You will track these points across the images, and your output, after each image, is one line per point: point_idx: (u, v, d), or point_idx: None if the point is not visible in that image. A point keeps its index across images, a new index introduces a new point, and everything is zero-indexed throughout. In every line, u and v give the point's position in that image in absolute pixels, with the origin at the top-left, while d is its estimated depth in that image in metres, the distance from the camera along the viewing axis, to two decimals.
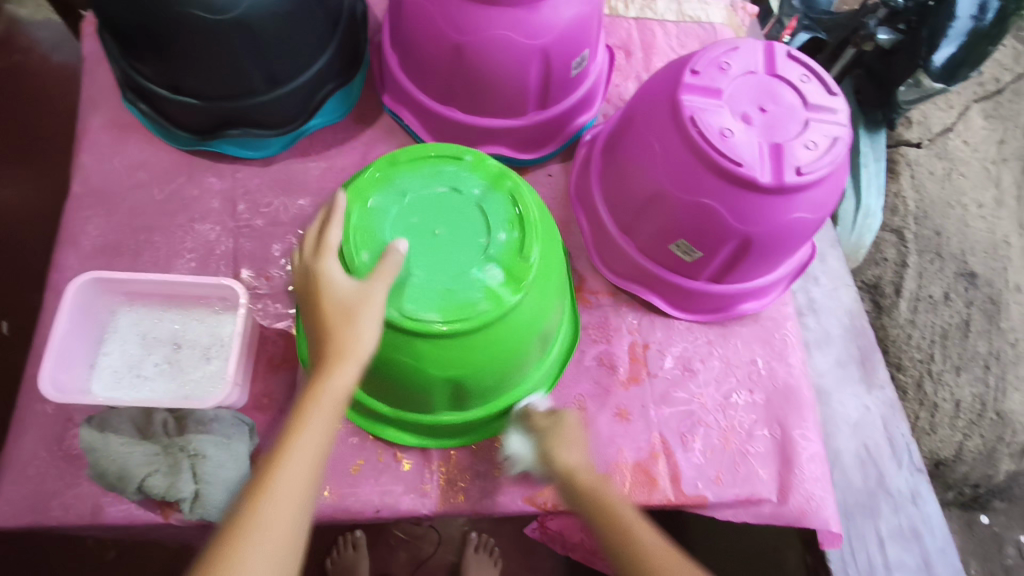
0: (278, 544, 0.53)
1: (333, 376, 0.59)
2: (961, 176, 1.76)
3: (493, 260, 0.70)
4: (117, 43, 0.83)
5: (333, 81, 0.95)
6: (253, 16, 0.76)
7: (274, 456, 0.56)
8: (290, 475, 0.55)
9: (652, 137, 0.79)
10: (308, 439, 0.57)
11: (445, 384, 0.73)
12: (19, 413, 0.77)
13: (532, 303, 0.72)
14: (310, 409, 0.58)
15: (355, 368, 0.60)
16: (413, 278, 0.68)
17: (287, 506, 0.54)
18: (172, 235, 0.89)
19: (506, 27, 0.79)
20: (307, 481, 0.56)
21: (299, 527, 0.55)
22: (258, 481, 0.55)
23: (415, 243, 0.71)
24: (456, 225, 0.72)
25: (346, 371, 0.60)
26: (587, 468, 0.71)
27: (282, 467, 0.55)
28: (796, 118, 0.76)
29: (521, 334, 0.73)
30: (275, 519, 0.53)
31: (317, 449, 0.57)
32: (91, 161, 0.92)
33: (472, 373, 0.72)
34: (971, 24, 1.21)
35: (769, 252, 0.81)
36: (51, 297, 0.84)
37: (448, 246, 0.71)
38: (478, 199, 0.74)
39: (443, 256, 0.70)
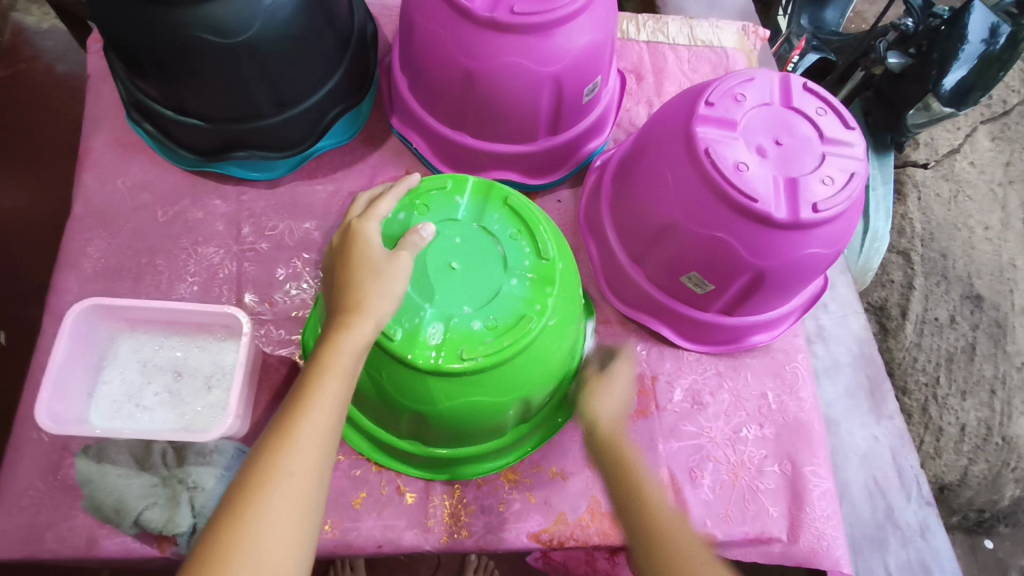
0: (297, 491, 0.50)
1: (353, 329, 0.58)
2: (968, 198, 1.74)
3: (502, 308, 0.68)
4: (123, 62, 0.82)
5: (343, 103, 0.94)
6: (261, 39, 0.76)
7: (294, 401, 0.54)
8: (311, 424, 0.53)
9: (665, 168, 0.78)
10: (330, 389, 0.55)
11: (442, 420, 0.71)
12: (14, 441, 0.76)
13: (537, 358, 0.70)
14: (331, 357, 0.56)
15: (373, 325, 0.59)
16: (421, 309, 0.67)
17: (309, 449, 0.52)
18: (176, 258, 0.87)
19: (518, 52, 0.78)
20: (328, 432, 0.54)
21: (317, 481, 0.52)
22: (280, 426, 0.53)
23: (430, 275, 0.69)
24: (473, 264, 0.70)
25: (365, 326, 0.58)
26: (612, 421, 0.76)
27: (307, 412, 0.53)
28: (811, 152, 0.75)
29: (526, 385, 0.71)
30: (298, 467, 0.51)
31: (339, 402, 0.55)
32: (93, 181, 0.90)
33: (479, 411, 0.71)
34: (982, 48, 1.22)
35: (782, 286, 0.80)
36: (50, 321, 0.82)
37: (465, 282, 0.69)
38: (512, 239, 0.73)
39: (454, 293, 0.68)
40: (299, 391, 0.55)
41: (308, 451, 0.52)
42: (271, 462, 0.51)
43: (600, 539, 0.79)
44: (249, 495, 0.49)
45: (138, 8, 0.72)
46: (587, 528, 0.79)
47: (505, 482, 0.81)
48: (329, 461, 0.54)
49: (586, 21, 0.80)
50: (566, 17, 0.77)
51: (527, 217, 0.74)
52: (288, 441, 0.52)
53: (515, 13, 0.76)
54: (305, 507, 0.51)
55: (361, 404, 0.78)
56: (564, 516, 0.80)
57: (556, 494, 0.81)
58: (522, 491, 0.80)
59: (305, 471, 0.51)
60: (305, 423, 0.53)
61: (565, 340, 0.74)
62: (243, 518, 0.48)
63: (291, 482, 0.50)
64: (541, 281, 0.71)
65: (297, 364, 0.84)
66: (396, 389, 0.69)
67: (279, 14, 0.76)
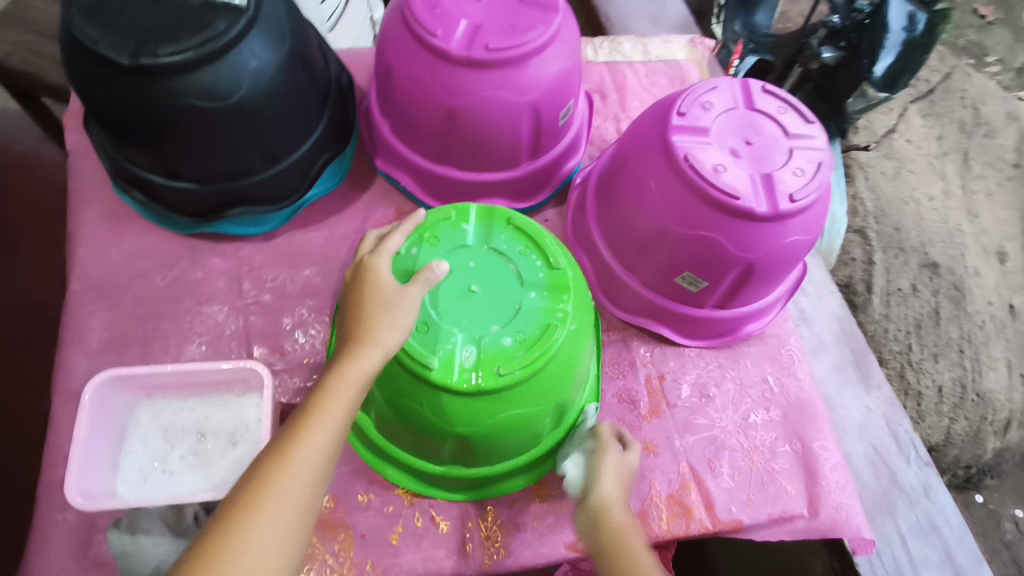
0: (289, 510, 0.52)
1: (362, 358, 0.60)
2: (911, 173, 1.86)
3: (524, 322, 0.71)
4: (110, 134, 0.83)
5: (329, 150, 0.96)
6: (249, 98, 0.78)
7: (295, 425, 0.56)
8: (309, 449, 0.55)
9: (648, 178, 0.83)
10: (331, 416, 0.57)
11: (474, 442, 0.73)
12: (39, 525, 0.74)
13: (560, 367, 0.73)
14: (334, 383, 0.58)
15: (380, 355, 0.61)
16: (447, 333, 0.70)
17: (304, 468, 0.54)
18: (181, 321, 0.88)
19: (497, 85, 0.82)
20: (324, 456, 0.55)
21: (306, 504, 0.53)
22: (280, 447, 0.55)
23: (451, 300, 0.72)
24: (491, 285, 0.74)
25: (373, 356, 0.60)
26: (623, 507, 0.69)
27: (307, 434, 0.55)
28: (779, 148, 0.81)
29: (549, 396, 0.74)
30: (290, 489, 0.52)
31: (339, 425, 0.57)
32: (88, 254, 0.91)
33: (512, 426, 0.73)
34: (904, 35, 1.32)
35: (770, 275, 0.85)
36: (61, 398, 0.82)
37: (485, 303, 0.72)
38: (524, 257, 0.76)
39: (476, 315, 0.71)
40: (301, 415, 0.57)
41: (303, 476, 0.53)
42: (266, 481, 0.52)
43: None
44: (240, 509, 0.51)
45: (128, 82, 0.74)
46: None
47: (536, 499, 0.82)
48: (321, 485, 0.55)
49: (556, 49, 0.85)
50: (538, 48, 0.82)
51: (531, 240, 0.77)
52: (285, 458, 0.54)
53: (490, 51, 0.80)
54: (292, 529, 0.52)
55: (392, 438, 0.79)
56: None
57: None
58: (554, 504, 0.82)
59: (297, 493, 0.53)
60: (304, 446, 0.55)
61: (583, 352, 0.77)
62: (233, 532, 0.50)
63: (282, 501, 0.52)
64: (556, 292, 0.74)
65: None
66: (430, 413, 0.71)
67: (262, 75, 0.79)
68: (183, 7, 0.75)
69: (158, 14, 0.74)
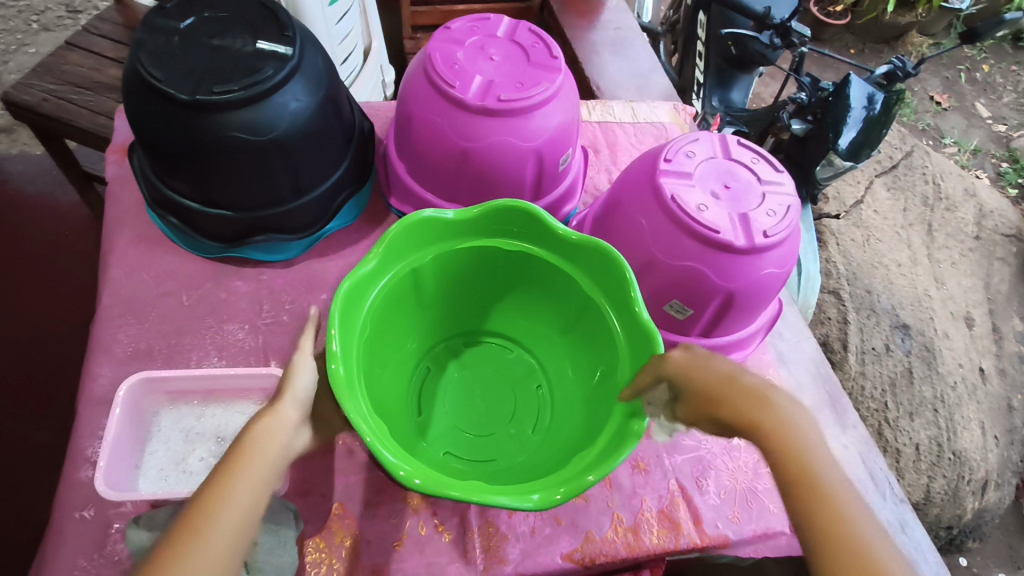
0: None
1: (262, 421, 0.62)
2: (879, 241, 1.99)
3: (502, 404, 0.94)
4: (157, 164, 0.93)
5: (349, 187, 1.05)
6: (287, 134, 0.88)
7: (217, 473, 0.57)
8: (232, 494, 0.56)
9: (638, 216, 0.92)
10: (246, 479, 0.57)
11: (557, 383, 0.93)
12: (56, 523, 0.79)
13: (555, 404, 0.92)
14: (243, 452, 0.59)
15: (279, 419, 0.63)
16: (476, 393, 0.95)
17: (223, 532, 0.54)
18: (202, 338, 0.94)
19: (504, 132, 0.93)
20: (252, 492, 0.57)
21: (238, 543, 0.54)
22: (202, 496, 0.55)
23: (459, 382, 0.96)
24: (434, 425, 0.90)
25: (274, 419, 0.63)
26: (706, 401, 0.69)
27: (229, 485, 0.56)
28: (754, 192, 0.91)
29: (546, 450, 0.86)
30: (220, 533, 0.54)
31: (258, 486, 0.58)
32: (121, 274, 0.99)
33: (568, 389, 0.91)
34: (864, 112, 1.47)
35: (749, 305, 0.94)
36: (87, 404, 0.88)
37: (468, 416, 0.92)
38: (467, 444, 0.89)
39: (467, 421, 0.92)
40: (216, 473, 0.57)
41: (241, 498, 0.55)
42: (194, 527, 0.53)
43: (627, 551, 0.86)
44: None
45: (181, 115, 0.84)
46: (614, 542, 0.86)
47: None
48: (254, 521, 0.56)
49: (558, 102, 0.96)
50: (543, 101, 0.93)
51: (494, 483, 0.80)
52: (203, 522, 0.53)
53: (502, 100, 0.91)
54: None
55: (540, 292, 0.93)
56: (591, 534, 0.86)
57: (580, 515, 0.87)
58: (550, 516, 0.87)
59: (233, 530, 0.54)
60: (227, 491, 0.56)
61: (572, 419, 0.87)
62: None
63: (209, 544, 0.53)
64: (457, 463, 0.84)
65: None
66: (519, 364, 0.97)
67: (300, 116, 0.89)
68: (236, 55, 0.86)
69: (215, 61, 0.86)
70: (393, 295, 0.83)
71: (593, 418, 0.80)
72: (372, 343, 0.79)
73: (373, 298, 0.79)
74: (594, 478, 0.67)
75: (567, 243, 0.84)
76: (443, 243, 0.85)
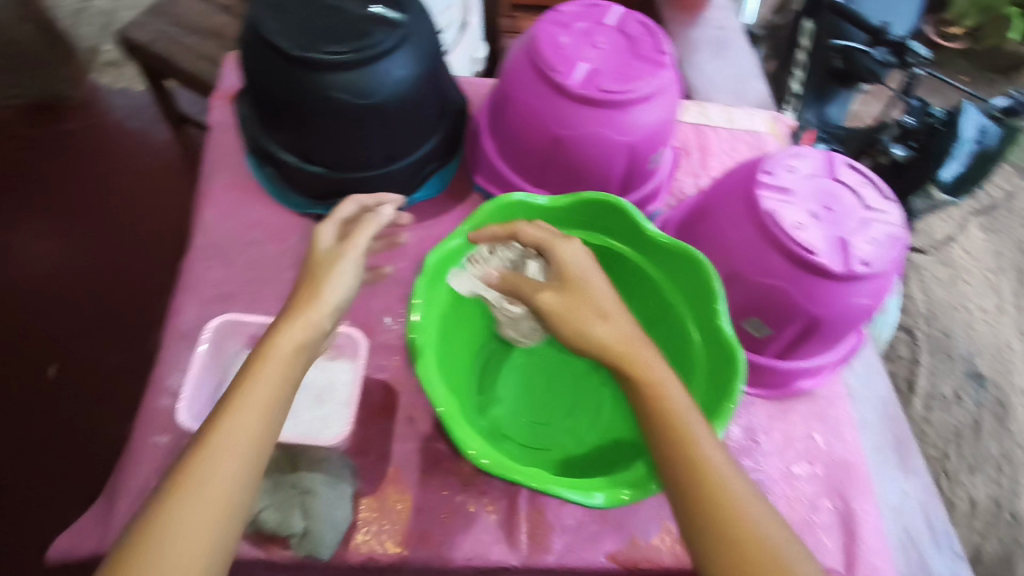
0: (233, 461, 0.56)
1: (300, 317, 0.65)
2: (966, 283, 1.87)
3: (564, 394, 0.94)
4: (262, 115, 0.96)
5: (437, 160, 1.06)
6: (387, 100, 0.89)
7: (252, 361, 0.62)
8: (230, 435, 0.57)
9: (729, 226, 0.90)
10: (275, 370, 0.61)
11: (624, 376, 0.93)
12: (135, 444, 0.84)
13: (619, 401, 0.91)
14: (274, 345, 0.62)
15: (319, 314, 0.66)
16: (540, 376, 0.95)
17: (251, 419, 0.58)
18: (283, 290, 0.98)
19: (601, 124, 0.90)
20: (253, 431, 0.58)
21: (243, 477, 0.56)
22: (225, 402, 0.59)
23: (524, 367, 0.95)
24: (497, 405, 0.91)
25: (311, 315, 0.65)
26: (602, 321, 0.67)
27: (247, 393, 0.59)
28: (856, 217, 0.87)
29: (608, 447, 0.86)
30: (243, 421, 0.58)
31: (285, 380, 0.62)
32: (214, 217, 1.03)
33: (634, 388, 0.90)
34: (977, 145, 1.39)
35: (831, 333, 0.90)
36: (172, 336, 0.93)
37: (531, 401, 0.93)
38: (526, 429, 0.90)
39: (531, 405, 0.92)
40: (241, 378, 0.60)
41: (267, 389, 0.60)
42: (194, 469, 0.55)
43: (671, 561, 0.84)
44: (191, 462, 0.56)
45: (292, 70, 0.86)
46: (658, 550, 0.85)
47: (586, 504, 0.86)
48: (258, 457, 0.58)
49: (661, 99, 0.92)
50: (646, 97, 0.90)
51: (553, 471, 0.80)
52: (233, 409, 0.58)
53: (605, 91, 0.88)
54: (230, 483, 0.56)
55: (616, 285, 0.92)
56: (636, 539, 0.85)
57: (628, 518, 0.86)
58: (598, 514, 0.86)
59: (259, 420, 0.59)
60: (225, 432, 0.57)
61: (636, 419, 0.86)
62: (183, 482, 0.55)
63: (232, 445, 0.57)
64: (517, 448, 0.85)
65: (392, 389, 0.92)
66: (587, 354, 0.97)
67: (402, 85, 0.89)
68: (349, 17, 0.87)
69: (329, 21, 0.87)
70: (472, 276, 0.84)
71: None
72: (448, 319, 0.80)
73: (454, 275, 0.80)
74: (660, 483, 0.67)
75: (654, 243, 0.82)
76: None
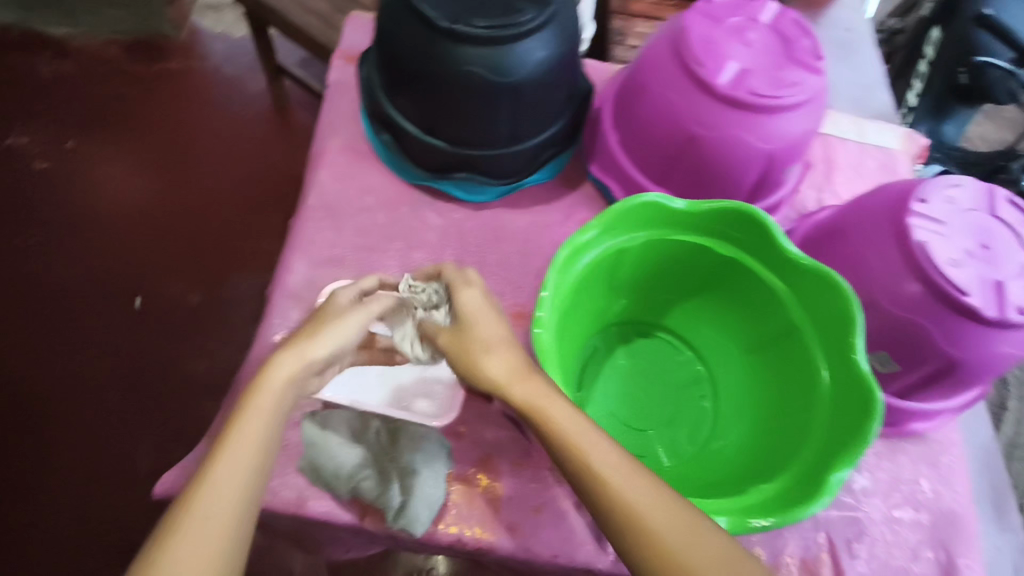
0: (233, 480, 0.56)
1: (288, 353, 0.66)
2: None
3: (662, 404, 0.92)
4: (388, 79, 0.94)
5: (556, 146, 1.03)
6: (525, 81, 0.86)
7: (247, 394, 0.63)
8: (226, 476, 0.57)
9: (869, 251, 0.84)
10: (268, 400, 0.62)
11: (730, 394, 0.90)
12: (241, 396, 0.85)
13: (723, 418, 0.89)
14: (265, 378, 0.64)
15: (305, 353, 0.66)
16: (641, 381, 0.93)
17: (249, 443, 0.59)
18: (391, 260, 0.98)
19: (743, 128, 0.85)
20: (247, 472, 0.58)
21: (238, 519, 0.55)
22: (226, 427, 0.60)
23: (627, 370, 0.94)
24: (598, 405, 0.90)
25: (299, 353, 0.66)
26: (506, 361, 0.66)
27: (246, 418, 0.61)
28: (1015, 260, 0.80)
29: (708, 466, 0.83)
30: (243, 443, 0.59)
31: (278, 408, 0.62)
32: (328, 178, 1.03)
33: (741, 408, 0.87)
34: None
35: (964, 379, 0.84)
36: (281, 293, 0.94)
37: (631, 406, 0.91)
38: (624, 433, 0.88)
39: (631, 410, 0.91)
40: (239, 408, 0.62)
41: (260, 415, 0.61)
42: (201, 486, 0.55)
43: None
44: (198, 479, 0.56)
45: (432, 40, 0.83)
46: None
47: None
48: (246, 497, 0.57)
49: (810, 107, 0.87)
50: (797, 103, 0.84)
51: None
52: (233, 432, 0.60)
53: (755, 94, 0.83)
54: (236, 499, 0.56)
55: (734, 300, 0.87)
56: None
57: None
58: None
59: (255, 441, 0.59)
60: (220, 473, 0.57)
61: (740, 445, 0.83)
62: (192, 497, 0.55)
63: (234, 463, 0.57)
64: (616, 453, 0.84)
65: None
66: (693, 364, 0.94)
67: (541, 66, 0.86)
68: None
69: None
70: (591, 274, 0.82)
71: (772, 455, 0.76)
72: (563, 314, 0.77)
73: (578, 269, 0.77)
74: (776, 521, 0.64)
75: (787, 263, 0.77)
76: (653, 231, 0.81)
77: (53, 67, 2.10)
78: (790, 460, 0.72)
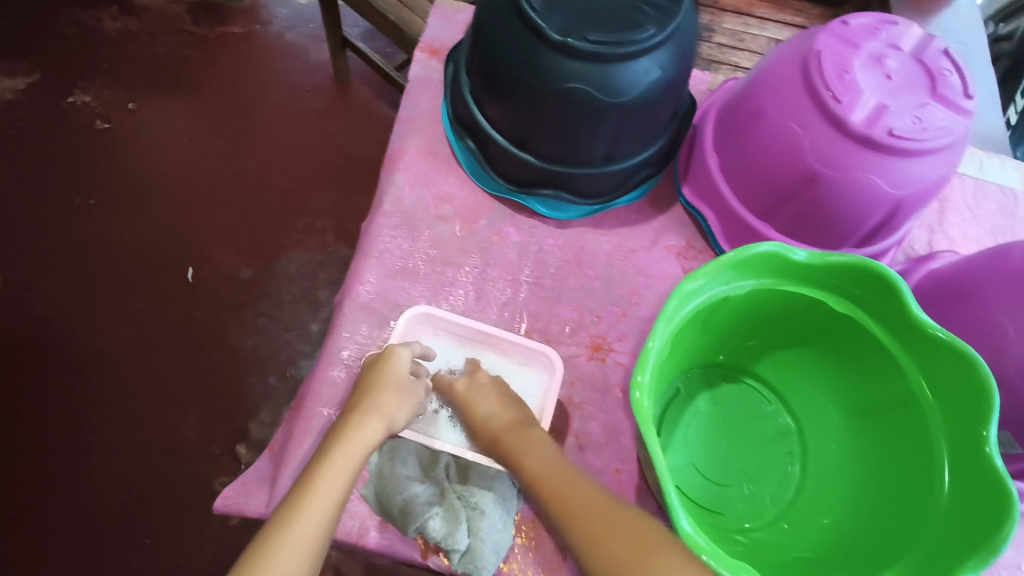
0: (307, 533, 0.57)
1: (365, 420, 0.68)
2: None
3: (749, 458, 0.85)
4: (482, 84, 0.87)
5: (650, 167, 0.95)
6: (634, 102, 0.79)
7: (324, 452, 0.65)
8: (284, 558, 0.55)
9: (1005, 320, 0.75)
10: (346, 459, 0.64)
11: (826, 456, 0.83)
12: (308, 412, 0.82)
13: (815, 481, 0.82)
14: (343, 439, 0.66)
15: (381, 422, 0.69)
16: (725, 431, 0.87)
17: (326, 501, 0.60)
18: (466, 277, 0.92)
19: (875, 170, 0.76)
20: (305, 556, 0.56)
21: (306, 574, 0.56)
22: (304, 481, 0.62)
23: (710, 416, 0.87)
24: (678, 453, 0.84)
25: (375, 422, 0.69)
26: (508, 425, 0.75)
27: (325, 474, 0.62)
28: None
29: (798, 535, 0.77)
30: (321, 496, 0.60)
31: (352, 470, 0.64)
32: (404, 182, 0.98)
33: (837, 475, 0.80)
34: None
35: None
36: (351, 304, 0.89)
37: (714, 457, 0.85)
38: (706, 487, 0.82)
39: (713, 461, 0.84)
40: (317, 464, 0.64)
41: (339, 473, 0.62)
42: (278, 537, 0.56)
43: None
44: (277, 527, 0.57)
45: (539, 51, 0.76)
46: None
47: None
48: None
49: (952, 152, 0.78)
50: (940, 148, 0.75)
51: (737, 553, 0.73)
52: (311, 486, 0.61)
53: (894, 134, 0.74)
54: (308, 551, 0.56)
55: (843, 357, 0.80)
56: None
57: None
58: None
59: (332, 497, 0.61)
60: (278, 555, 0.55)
61: (835, 518, 0.77)
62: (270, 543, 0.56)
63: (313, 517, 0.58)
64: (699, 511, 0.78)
65: (566, 409, 0.86)
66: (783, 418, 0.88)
67: (653, 87, 0.79)
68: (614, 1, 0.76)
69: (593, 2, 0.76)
70: (691, 321, 0.75)
71: (879, 540, 0.69)
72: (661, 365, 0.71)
73: (681, 320, 0.70)
74: None
75: (916, 333, 0.70)
76: (767, 279, 0.74)
77: (117, 24, 2.07)
78: (905, 552, 0.66)
